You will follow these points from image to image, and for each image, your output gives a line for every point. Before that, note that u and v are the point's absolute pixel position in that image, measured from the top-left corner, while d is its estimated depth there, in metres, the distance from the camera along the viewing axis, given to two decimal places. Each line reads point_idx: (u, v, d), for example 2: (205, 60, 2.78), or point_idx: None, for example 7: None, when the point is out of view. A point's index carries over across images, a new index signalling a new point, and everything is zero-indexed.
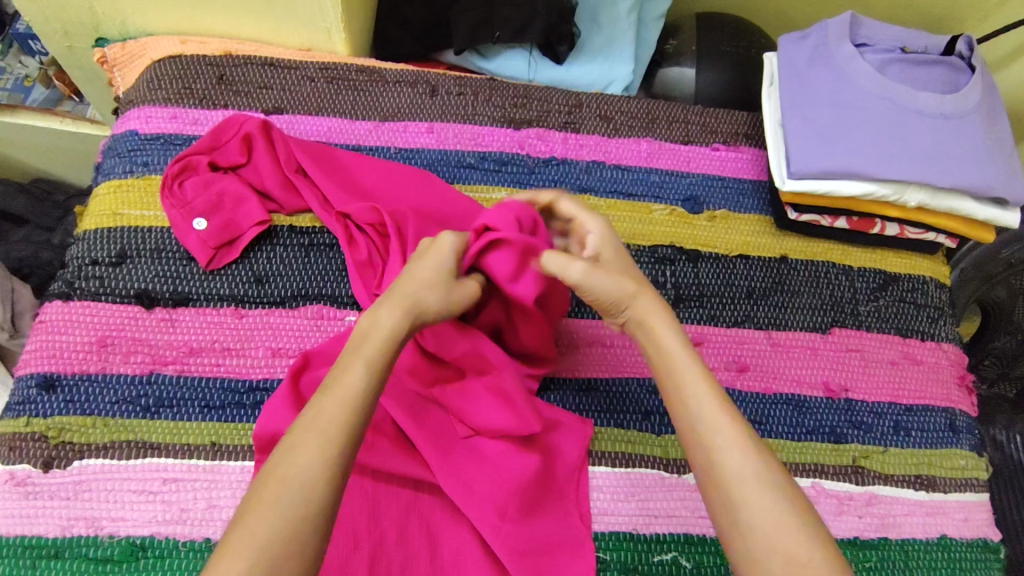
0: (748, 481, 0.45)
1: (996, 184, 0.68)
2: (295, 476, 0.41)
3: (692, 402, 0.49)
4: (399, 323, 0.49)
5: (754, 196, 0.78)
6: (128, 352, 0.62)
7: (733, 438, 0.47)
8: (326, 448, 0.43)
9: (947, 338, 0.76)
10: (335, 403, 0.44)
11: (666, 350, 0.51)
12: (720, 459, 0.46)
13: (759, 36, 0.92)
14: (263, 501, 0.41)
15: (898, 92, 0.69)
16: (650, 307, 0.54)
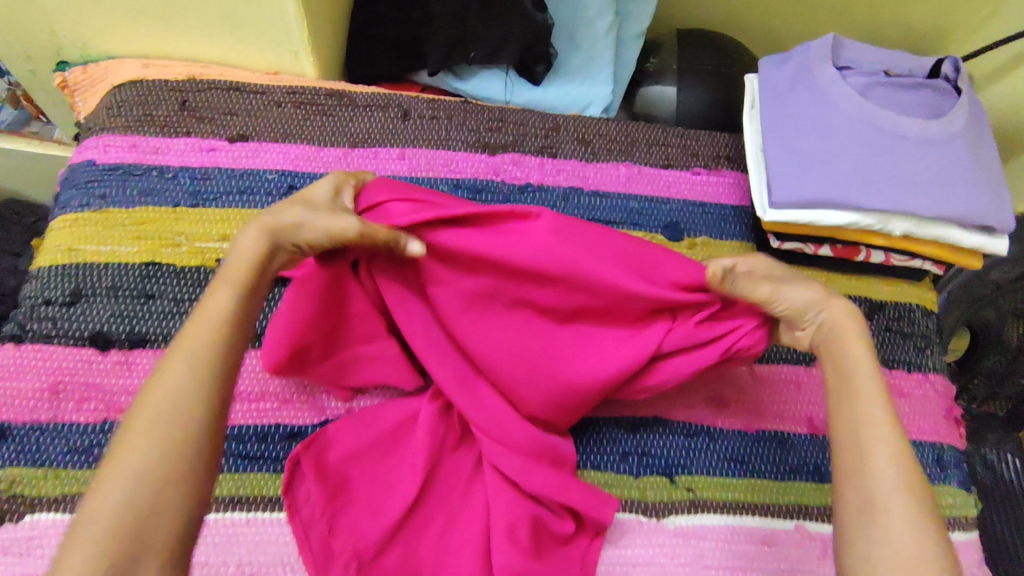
0: (887, 486, 0.47)
1: (983, 213, 0.66)
2: (160, 410, 0.44)
3: (865, 418, 0.50)
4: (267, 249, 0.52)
5: (737, 223, 0.76)
6: (82, 399, 0.59)
7: (891, 458, 0.48)
8: (195, 384, 0.46)
9: (935, 369, 0.73)
10: (204, 322, 0.48)
11: (855, 363, 0.53)
12: (874, 463, 0.48)
13: (740, 52, 0.90)
14: (137, 422, 0.44)
15: (880, 117, 0.67)
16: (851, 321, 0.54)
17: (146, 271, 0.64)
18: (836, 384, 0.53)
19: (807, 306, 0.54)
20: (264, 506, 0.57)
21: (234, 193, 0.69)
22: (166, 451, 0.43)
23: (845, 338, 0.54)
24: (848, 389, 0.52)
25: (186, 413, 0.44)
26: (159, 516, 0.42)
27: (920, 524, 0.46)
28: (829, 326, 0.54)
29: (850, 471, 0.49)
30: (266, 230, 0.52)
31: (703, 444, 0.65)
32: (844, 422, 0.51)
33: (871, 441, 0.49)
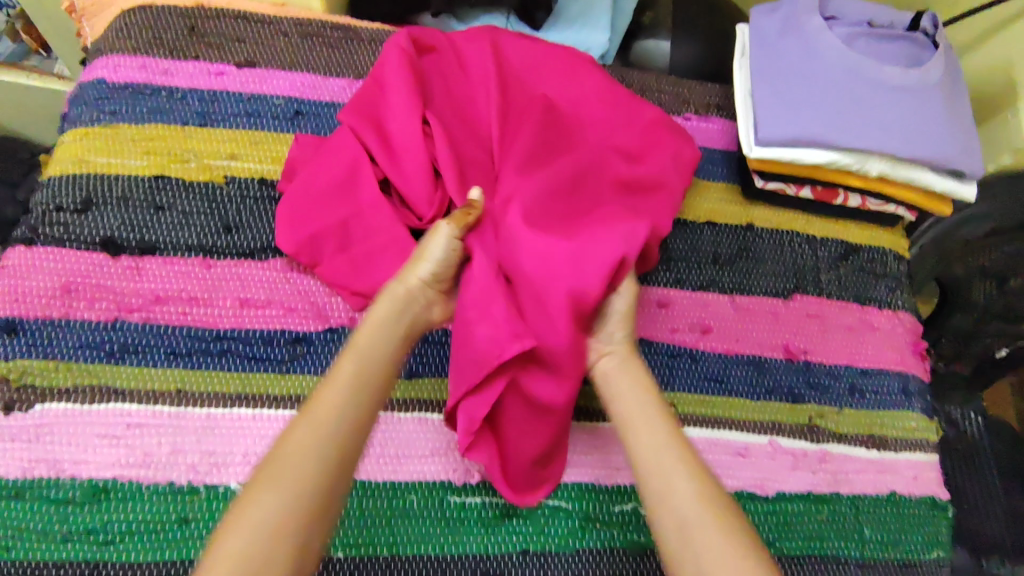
0: (691, 497, 0.49)
1: (953, 158, 0.71)
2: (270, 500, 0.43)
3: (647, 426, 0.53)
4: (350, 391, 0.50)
5: (723, 166, 0.80)
6: (92, 299, 0.61)
7: (692, 475, 0.50)
8: (353, 387, 0.50)
9: (902, 308, 0.78)
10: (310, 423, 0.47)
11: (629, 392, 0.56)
12: (674, 480, 0.50)
13: (733, 14, 0.93)
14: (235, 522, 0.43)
15: (863, 64, 0.71)
16: (633, 377, 0.57)
17: (156, 184, 0.67)
18: (631, 423, 0.54)
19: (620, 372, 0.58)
20: (269, 403, 0.61)
21: (242, 116, 0.71)
22: (331, 447, 0.47)
23: (619, 385, 0.57)
24: (632, 424, 0.54)
25: (339, 408, 0.48)
26: (306, 510, 0.44)
27: (714, 511, 0.48)
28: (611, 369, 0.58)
29: (656, 489, 0.50)
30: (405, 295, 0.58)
31: (685, 365, 0.70)
32: (645, 458, 0.52)
33: (666, 458, 0.51)
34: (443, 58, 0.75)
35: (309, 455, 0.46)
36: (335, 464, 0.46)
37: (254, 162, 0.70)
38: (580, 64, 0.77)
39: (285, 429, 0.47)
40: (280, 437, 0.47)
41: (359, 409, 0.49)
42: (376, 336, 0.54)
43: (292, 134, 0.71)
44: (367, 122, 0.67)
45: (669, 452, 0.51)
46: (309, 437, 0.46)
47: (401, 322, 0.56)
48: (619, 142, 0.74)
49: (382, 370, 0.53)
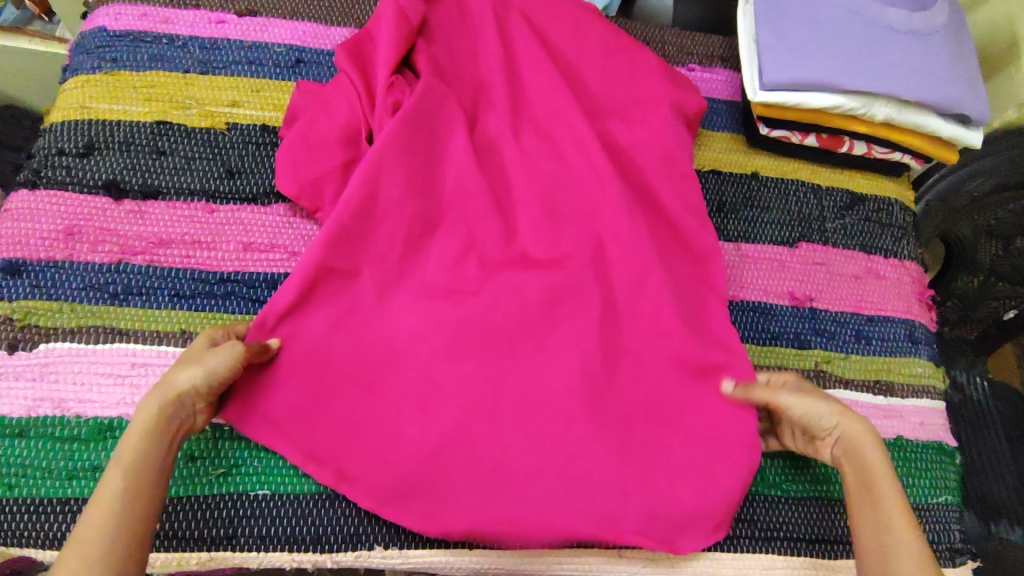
0: None
1: (959, 101, 0.70)
2: None
3: (878, 505, 0.53)
4: (140, 466, 0.49)
5: (727, 116, 0.80)
6: (96, 241, 0.61)
7: (919, 560, 0.50)
8: (134, 481, 0.48)
9: (909, 257, 0.77)
10: (99, 512, 0.46)
11: (869, 469, 0.55)
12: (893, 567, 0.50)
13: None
14: None
15: (868, 7, 0.71)
16: (873, 458, 0.55)
17: (157, 129, 0.66)
18: (865, 499, 0.54)
19: (855, 449, 0.56)
20: None
21: (243, 63, 0.71)
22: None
23: (858, 456, 0.56)
24: (865, 496, 0.54)
25: (111, 528, 0.46)
26: None
27: None
28: (844, 448, 0.56)
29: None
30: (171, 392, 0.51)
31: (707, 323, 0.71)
32: (869, 540, 0.53)
33: (892, 534, 0.51)
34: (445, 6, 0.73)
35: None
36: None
37: (256, 109, 0.69)
38: (579, 13, 0.76)
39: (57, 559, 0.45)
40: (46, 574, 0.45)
41: (115, 527, 0.46)
42: (142, 455, 0.49)
43: (294, 81, 0.71)
44: (362, 66, 0.67)
45: (893, 533, 0.51)
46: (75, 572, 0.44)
47: (164, 418, 0.51)
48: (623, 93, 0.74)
49: (160, 468, 0.50)
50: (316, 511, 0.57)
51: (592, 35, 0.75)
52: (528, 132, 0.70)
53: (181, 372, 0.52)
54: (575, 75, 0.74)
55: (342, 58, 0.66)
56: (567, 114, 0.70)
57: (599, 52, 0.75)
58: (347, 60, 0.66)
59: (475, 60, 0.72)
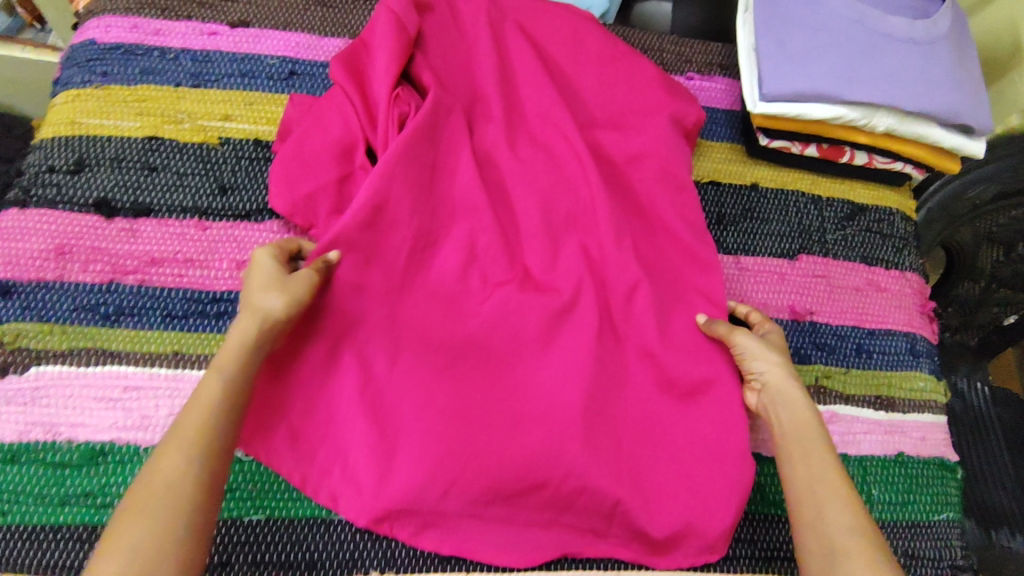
0: (845, 522, 0.49)
1: (961, 111, 0.69)
2: (146, 510, 0.43)
3: (806, 449, 0.54)
4: (238, 376, 0.50)
5: (726, 126, 0.79)
6: (87, 261, 0.60)
7: (846, 501, 0.50)
8: (227, 391, 0.49)
9: (910, 269, 0.77)
10: (195, 416, 0.47)
11: (799, 414, 0.56)
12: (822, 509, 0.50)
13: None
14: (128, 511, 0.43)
15: (870, 16, 0.69)
16: (800, 404, 0.56)
17: (148, 145, 0.65)
18: (794, 444, 0.54)
19: (787, 393, 0.57)
20: None
21: (235, 76, 0.70)
22: (192, 477, 0.45)
23: (784, 405, 0.57)
24: (792, 443, 0.54)
25: (210, 432, 0.47)
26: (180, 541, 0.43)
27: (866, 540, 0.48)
28: (772, 393, 0.58)
29: (804, 521, 0.51)
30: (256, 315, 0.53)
31: None
32: (798, 486, 0.52)
33: (822, 482, 0.52)
34: (439, 15, 0.72)
35: (167, 487, 0.44)
36: (209, 488, 0.46)
37: (248, 123, 0.68)
38: (576, 22, 0.75)
39: (147, 464, 0.46)
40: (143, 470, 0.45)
41: (216, 431, 0.47)
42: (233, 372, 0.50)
43: (287, 94, 0.70)
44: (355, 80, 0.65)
45: (821, 476, 0.52)
46: (174, 469, 0.45)
47: (256, 337, 0.52)
48: (621, 106, 0.73)
49: (249, 380, 0.51)
50: (314, 535, 0.56)
51: (589, 47, 0.74)
52: (523, 145, 0.69)
53: (269, 294, 0.54)
54: (571, 88, 0.73)
55: (338, 73, 0.66)
56: (564, 129, 0.69)
57: (596, 62, 0.74)
58: (344, 74, 0.65)
59: (470, 73, 0.71)
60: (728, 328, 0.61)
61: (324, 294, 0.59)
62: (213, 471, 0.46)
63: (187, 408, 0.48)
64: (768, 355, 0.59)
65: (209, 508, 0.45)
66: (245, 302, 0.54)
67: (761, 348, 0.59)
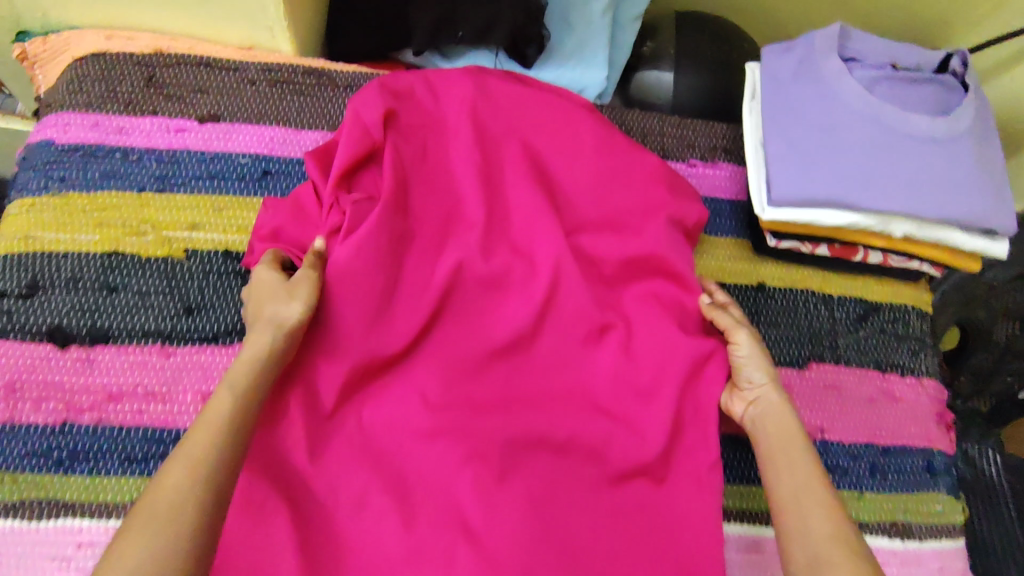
0: (821, 516, 0.52)
1: (985, 216, 0.63)
2: (170, 504, 0.43)
3: (789, 450, 0.56)
4: (252, 382, 0.52)
5: (731, 218, 0.74)
6: (39, 399, 0.56)
7: (823, 496, 0.53)
8: (237, 401, 0.50)
9: (927, 373, 0.72)
10: (207, 429, 0.48)
11: (784, 420, 0.59)
12: (801, 504, 0.53)
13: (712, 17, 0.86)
14: (140, 519, 0.43)
15: (886, 113, 0.64)
16: (784, 412, 0.59)
17: (108, 262, 0.61)
18: (777, 447, 0.57)
19: (773, 401, 0.60)
20: None
21: (204, 179, 0.65)
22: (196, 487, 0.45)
23: (770, 415, 0.59)
24: (775, 447, 0.57)
25: (212, 453, 0.46)
26: (190, 539, 0.43)
27: (840, 533, 0.51)
28: (758, 401, 0.61)
29: (792, 530, 0.53)
30: (277, 327, 0.55)
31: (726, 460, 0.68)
32: (781, 485, 0.55)
33: (804, 480, 0.54)
34: (424, 109, 0.67)
35: (172, 499, 0.44)
36: (220, 485, 0.46)
37: (216, 232, 0.63)
38: (569, 113, 0.70)
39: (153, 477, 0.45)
40: (151, 484, 0.44)
41: (221, 448, 0.47)
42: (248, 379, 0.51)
43: (260, 198, 0.65)
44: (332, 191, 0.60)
45: (800, 473, 0.55)
46: (178, 480, 0.45)
47: (271, 352, 0.54)
48: (620, 205, 0.68)
49: (262, 388, 0.52)
50: None
51: (586, 140, 0.69)
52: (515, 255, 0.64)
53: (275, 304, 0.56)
54: (567, 185, 0.68)
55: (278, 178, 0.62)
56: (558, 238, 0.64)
57: (591, 156, 0.69)
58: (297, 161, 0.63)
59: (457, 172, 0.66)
60: (732, 324, 0.64)
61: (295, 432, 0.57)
62: (224, 474, 0.47)
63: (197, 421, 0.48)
64: (761, 363, 0.62)
65: (220, 508, 0.45)
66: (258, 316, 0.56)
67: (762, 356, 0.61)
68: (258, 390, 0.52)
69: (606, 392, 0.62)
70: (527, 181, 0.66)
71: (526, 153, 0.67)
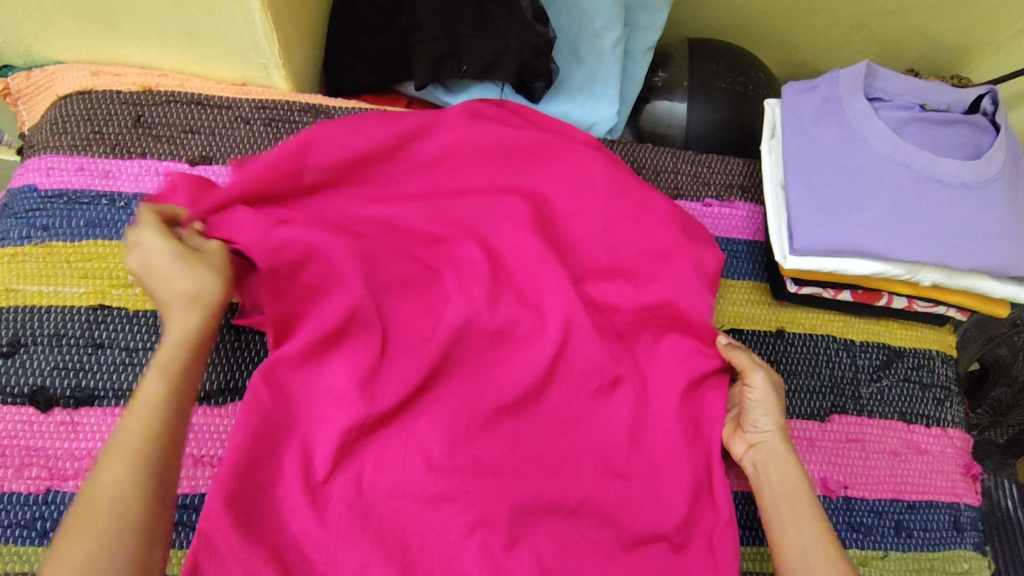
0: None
1: (1018, 265, 0.60)
2: (99, 500, 0.41)
3: (799, 505, 0.55)
4: (185, 364, 0.48)
5: (748, 260, 0.71)
6: (21, 465, 0.53)
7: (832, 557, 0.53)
8: (164, 381, 0.46)
9: (952, 423, 0.69)
10: (138, 415, 0.44)
11: (794, 472, 0.57)
12: (809, 564, 0.53)
13: (719, 43, 0.83)
14: (78, 518, 0.41)
15: (916, 157, 0.61)
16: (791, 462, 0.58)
17: (94, 316, 0.57)
18: (786, 502, 0.56)
19: (781, 450, 0.58)
20: None
21: None
22: (134, 469, 0.42)
23: (778, 466, 0.57)
24: (785, 501, 0.56)
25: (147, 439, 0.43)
26: (129, 537, 0.40)
27: None
28: (768, 449, 0.58)
29: None
30: (194, 304, 0.49)
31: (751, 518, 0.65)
32: (790, 543, 0.54)
33: (815, 542, 0.53)
34: (428, 149, 0.64)
35: (112, 487, 0.41)
36: (155, 472, 0.43)
37: None
38: (579, 150, 0.66)
39: (91, 473, 0.43)
40: (85, 482, 0.42)
41: (157, 440, 0.44)
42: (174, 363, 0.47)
43: None
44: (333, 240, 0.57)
45: (810, 531, 0.54)
46: (113, 474, 0.42)
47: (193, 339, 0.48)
48: (633, 251, 0.65)
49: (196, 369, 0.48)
50: None
51: (599, 180, 0.65)
52: (523, 305, 0.61)
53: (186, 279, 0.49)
54: (578, 229, 0.65)
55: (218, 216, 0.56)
56: (569, 288, 0.61)
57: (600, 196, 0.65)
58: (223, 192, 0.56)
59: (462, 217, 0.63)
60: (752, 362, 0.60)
61: (292, 502, 0.52)
62: (157, 461, 0.43)
63: (134, 400, 0.45)
64: (775, 409, 0.59)
65: (158, 496, 0.43)
66: (168, 294, 0.49)
67: (774, 403, 0.59)
68: (195, 372, 0.48)
69: (621, 452, 0.59)
70: (536, 226, 0.62)
71: (535, 195, 0.64)
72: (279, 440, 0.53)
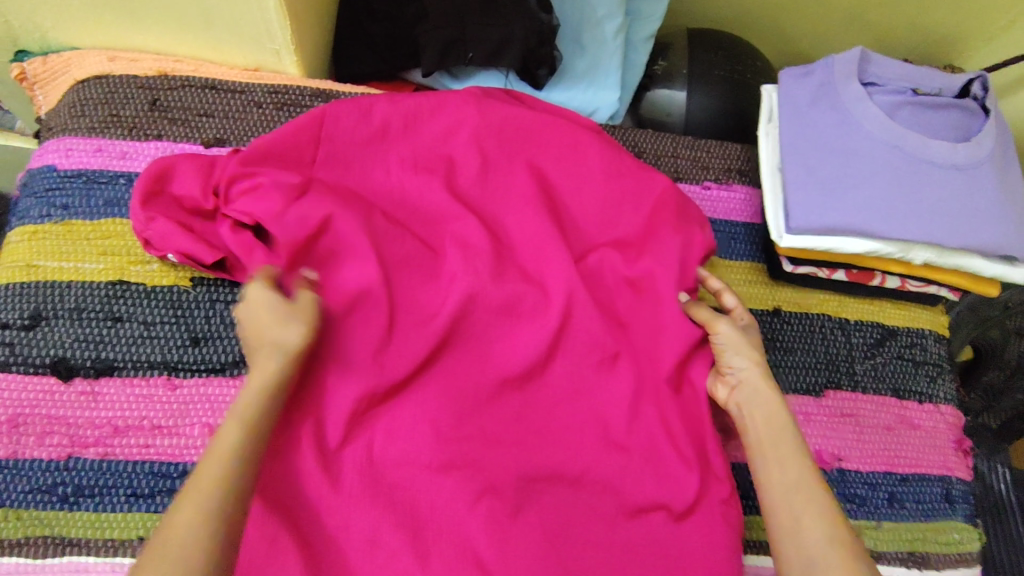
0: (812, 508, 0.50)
1: (1007, 243, 0.62)
2: (181, 540, 0.40)
3: (775, 440, 0.55)
4: (263, 403, 0.48)
5: (746, 241, 0.73)
6: (43, 433, 0.55)
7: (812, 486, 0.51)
8: (247, 426, 0.46)
9: (944, 400, 0.71)
10: (220, 456, 0.44)
11: (769, 409, 0.57)
12: (790, 497, 0.51)
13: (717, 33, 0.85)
14: (154, 552, 0.40)
15: (907, 139, 0.63)
16: (767, 400, 0.57)
17: (112, 291, 0.59)
18: (765, 439, 0.55)
19: (757, 387, 0.58)
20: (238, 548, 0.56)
21: None
22: (210, 509, 0.42)
23: (755, 405, 0.57)
24: (763, 440, 0.55)
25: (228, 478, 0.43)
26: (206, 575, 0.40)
27: (838, 531, 0.49)
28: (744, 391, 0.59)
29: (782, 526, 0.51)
30: (280, 353, 0.50)
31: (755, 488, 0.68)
32: (772, 481, 0.53)
33: (794, 475, 0.52)
34: (435, 132, 0.66)
35: (187, 524, 0.41)
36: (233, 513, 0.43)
37: None
38: (581, 133, 0.68)
39: (169, 509, 0.42)
40: (161, 521, 0.41)
41: (238, 478, 0.44)
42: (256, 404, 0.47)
43: None
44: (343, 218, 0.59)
45: (788, 464, 0.53)
46: (196, 511, 0.42)
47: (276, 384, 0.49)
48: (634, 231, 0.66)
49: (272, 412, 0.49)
50: None
51: (600, 162, 0.67)
52: (528, 282, 0.63)
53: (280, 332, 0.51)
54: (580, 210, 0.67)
55: (234, 194, 0.59)
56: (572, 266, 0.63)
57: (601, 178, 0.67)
58: (238, 169, 0.58)
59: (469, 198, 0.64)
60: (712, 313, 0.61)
61: (305, 467, 0.54)
62: (232, 500, 0.43)
63: (214, 439, 0.46)
64: (747, 350, 0.60)
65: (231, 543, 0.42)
66: (259, 346, 0.51)
67: (743, 343, 0.59)
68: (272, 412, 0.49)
69: (622, 422, 0.61)
70: (540, 206, 0.64)
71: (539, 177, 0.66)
72: (293, 409, 0.55)
